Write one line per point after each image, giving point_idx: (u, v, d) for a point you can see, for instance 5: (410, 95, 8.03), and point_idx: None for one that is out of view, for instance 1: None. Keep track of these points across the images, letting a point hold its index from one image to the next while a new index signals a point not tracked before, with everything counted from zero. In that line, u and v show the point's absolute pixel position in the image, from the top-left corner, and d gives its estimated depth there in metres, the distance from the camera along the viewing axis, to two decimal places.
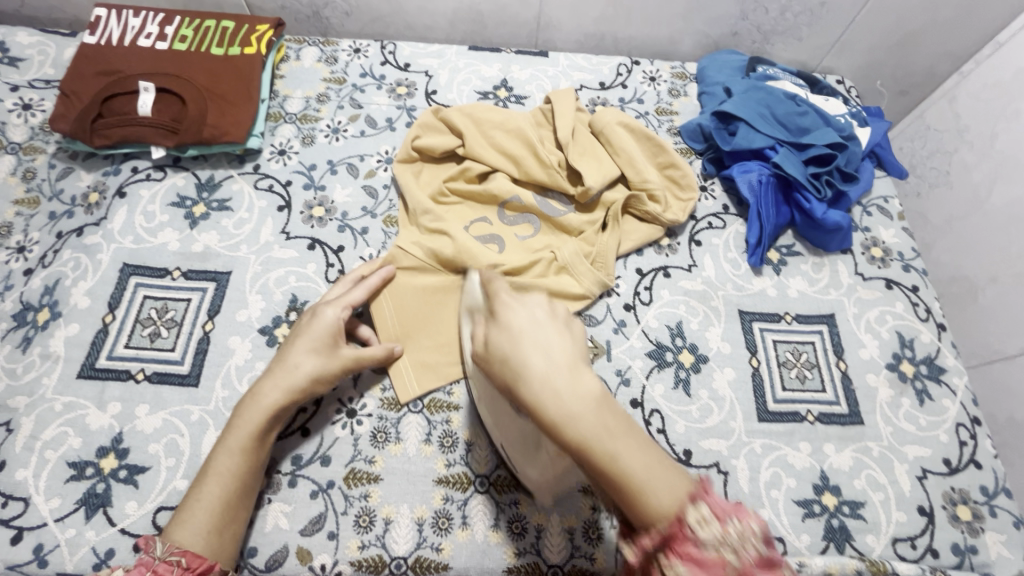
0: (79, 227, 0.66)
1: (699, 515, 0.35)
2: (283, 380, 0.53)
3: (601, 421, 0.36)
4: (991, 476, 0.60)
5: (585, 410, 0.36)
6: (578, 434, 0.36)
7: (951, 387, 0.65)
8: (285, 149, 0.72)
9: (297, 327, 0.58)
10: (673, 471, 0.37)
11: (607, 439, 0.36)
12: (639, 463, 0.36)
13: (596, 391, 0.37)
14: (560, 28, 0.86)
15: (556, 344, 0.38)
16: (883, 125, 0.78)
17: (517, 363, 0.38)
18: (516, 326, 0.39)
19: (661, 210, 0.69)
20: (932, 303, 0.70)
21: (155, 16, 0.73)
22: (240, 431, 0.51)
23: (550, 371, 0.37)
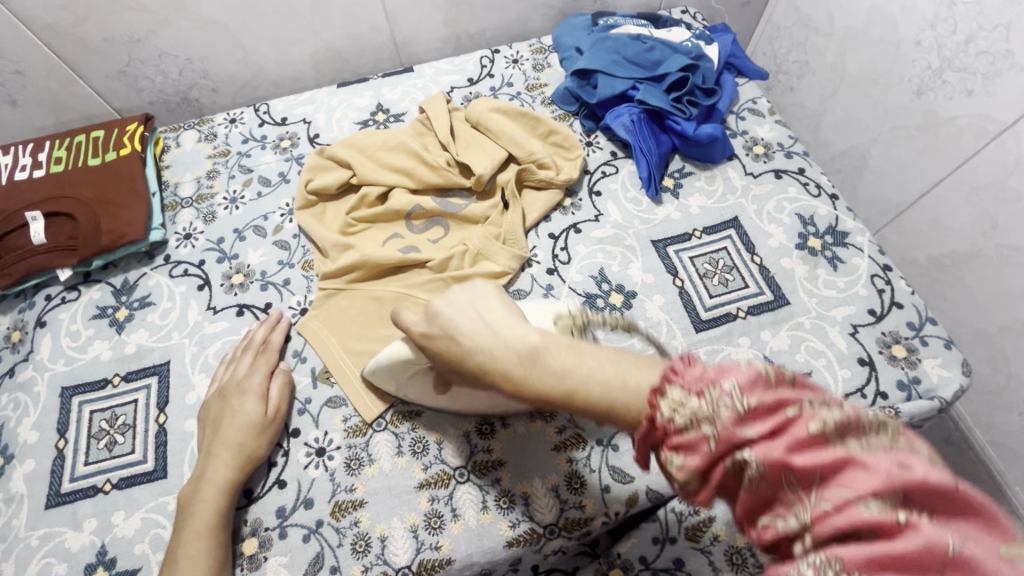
0: (10, 367, 0.66)
1: (671, 400, 0.34)
2: (229, 454, 0.56)
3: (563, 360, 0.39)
4: (913, 311, 0.65)
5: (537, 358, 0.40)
6: (478, 355, 0.42)
7: (857, 246, 0.70)
8: (190, 232, 0.74)
9: (221, 403, 0.59)
10: (648, 366, 0.39)
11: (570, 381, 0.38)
12: (553, 361, 0.39)
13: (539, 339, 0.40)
14: (417, 42, 0.90)
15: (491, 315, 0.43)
16: (728, 37, 0.83)
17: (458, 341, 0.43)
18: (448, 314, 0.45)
19: (552, 176, 0.73)
20: (820, 179, 0.75)
21: (24, 147, 0.74)
22: (201, 514, 0.53)
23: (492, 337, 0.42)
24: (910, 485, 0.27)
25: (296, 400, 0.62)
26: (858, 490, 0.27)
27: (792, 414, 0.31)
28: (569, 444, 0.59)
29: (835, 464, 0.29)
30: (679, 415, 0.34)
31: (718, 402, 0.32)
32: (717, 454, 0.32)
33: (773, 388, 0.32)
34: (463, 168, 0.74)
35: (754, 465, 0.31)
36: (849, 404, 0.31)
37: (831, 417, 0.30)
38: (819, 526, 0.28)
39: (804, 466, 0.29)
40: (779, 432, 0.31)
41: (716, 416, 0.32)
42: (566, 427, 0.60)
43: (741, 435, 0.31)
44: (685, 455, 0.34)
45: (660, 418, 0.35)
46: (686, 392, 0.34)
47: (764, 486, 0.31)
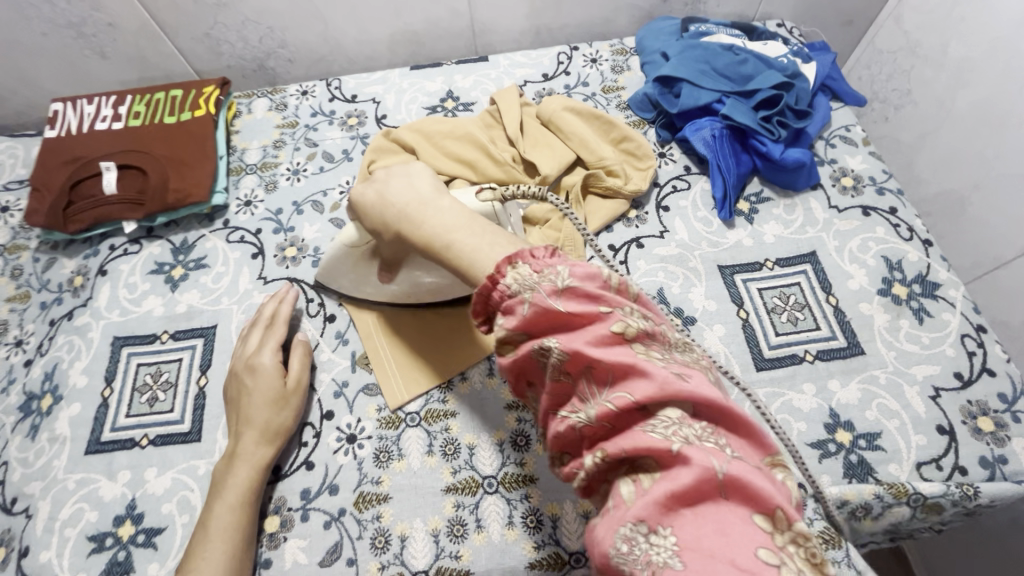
0: (68, 311, 0.68)
1: (517, 275, 0.35)
2: (259, 429, 0.55)
3: (483, 245, 0.39)
4: (1007, 381, 0.58)
5: (477, 249, 0.39)
6: (412, 212, 0.44)
7: (948, 300, 0.63)
8: (251, 200, 0.74)
9: (238, 381, 0.59)
10: (513, 247, 0.39)
11: (453, 240, 0.40)
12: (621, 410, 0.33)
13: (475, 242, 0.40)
14: (496, 32, 0.87)
15: (453, 213, 0.43)
16: (828, 57, 0.77)
17: (419, 225, 0.43)
18: (401, 203, 0.46)
19: (619, 184, 0.69)
20: (913, 222, 0.69)
21: (107, 99, 0.76)
22: (233, 487, 0.53)
23: (448, 224, 0.42)
24: (689, 402, 0.30)
25: (333, 381, 0.62)
26: (642, 400, 0.30)
27: (602, 313, 0.33)
28: None
29: (629, 376, 0.31)
30: (518, 286, 0.34)
31: (545, 276, 0.34)
32: (533, 322, 0.33)
33: (599, 285, 0.34)
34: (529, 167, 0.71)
35: (557, 353, 0.33)
36: (660, 324, 0.34)
37: (637, 326, 0.33)
38: (609, 445, 0.31)
39: (599, 362, 0.32)
40: (582, 329, 0.33)
41: (539, 288, 0.34)
42: None
43: (552, 306, 0.33)
44: (514, 342, 0.34)
45: (501, 286, 0.35)
46: (529, 271, 0.34)
47: (567, 378, 0.33)
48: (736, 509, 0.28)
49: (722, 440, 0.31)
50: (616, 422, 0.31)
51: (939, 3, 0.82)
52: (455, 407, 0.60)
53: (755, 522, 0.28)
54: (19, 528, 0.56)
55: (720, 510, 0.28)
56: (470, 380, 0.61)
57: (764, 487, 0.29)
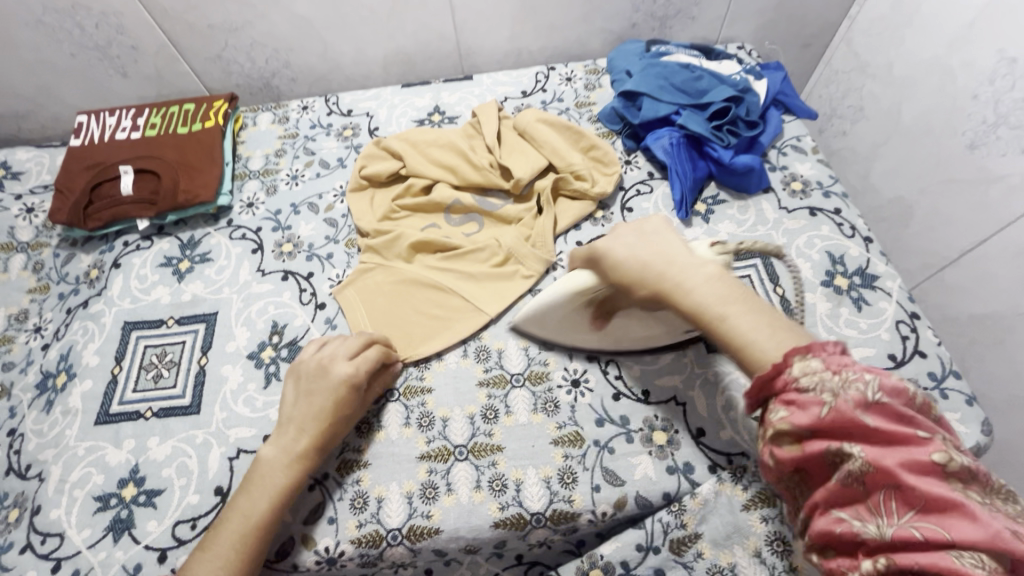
0: (84, 299, 0.75)
1: (807, 366, 0.40)
2: (302, 429, 0.57)
3: (716, 293, 0.48)
4: (937, 362, 0.64)
5: (701, 284, 0.49)
6: (671, 279, 0.50)
7: (885, 290, 0.69)
8: (253, 201, 0.81)
9: (306, 382, 0.60)
10: (790, 332, 0.45)
11: (717, 305, 0.47)
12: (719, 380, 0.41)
13: (710, 270, 0.49)
14: (480, 54, 0.96)
15: (703, 264, 0.50)
16: (778, 75, 0.85)
17: (676, 280, 0.50)
18: (664, 257, 0.52)
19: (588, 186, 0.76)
20: (856, 221, 0.75)
21: (126, 112, 0.85)
22: (270, 477, 0.56)
23: (693, 285, 0.49)
24: (1005, 551, 0.32)
25: None
26: (957, 536, 0.33)
27: (921, 437, 0.36)
28: (566, 441, 0.61)
29: (945, 504, 0.34)
30: (806, 381, 0.39)
31: (850, 383, 0.38)
32: (829, 425, 0.38)
33: (907, 406, 0.38)
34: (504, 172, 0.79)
35: (861, 463, 0.37)
36: (977, 463, 0.37)
37: (960, 461, 0.36)
38: (900, 556, 0.34)
39: (913, 488, 0.35)
40: (900, 446, 0.36)
41: (842, 395, 0.38)
42: (566, 424, 0.62)
43: (861, 419, 0.37)
44: (792, 412, 0.40)
45: (787, 375, 0.41)
46: (823, 366, 0.39)
47: (861, 485, 0.37)
48: None
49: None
50: (904, 544, 0.34)
51: (882, 27, 0.90)
52: (433, 384, 0.65)
53: None
54: (33, 490, 0.62)
55: None
56: (445, 360, 0.67)
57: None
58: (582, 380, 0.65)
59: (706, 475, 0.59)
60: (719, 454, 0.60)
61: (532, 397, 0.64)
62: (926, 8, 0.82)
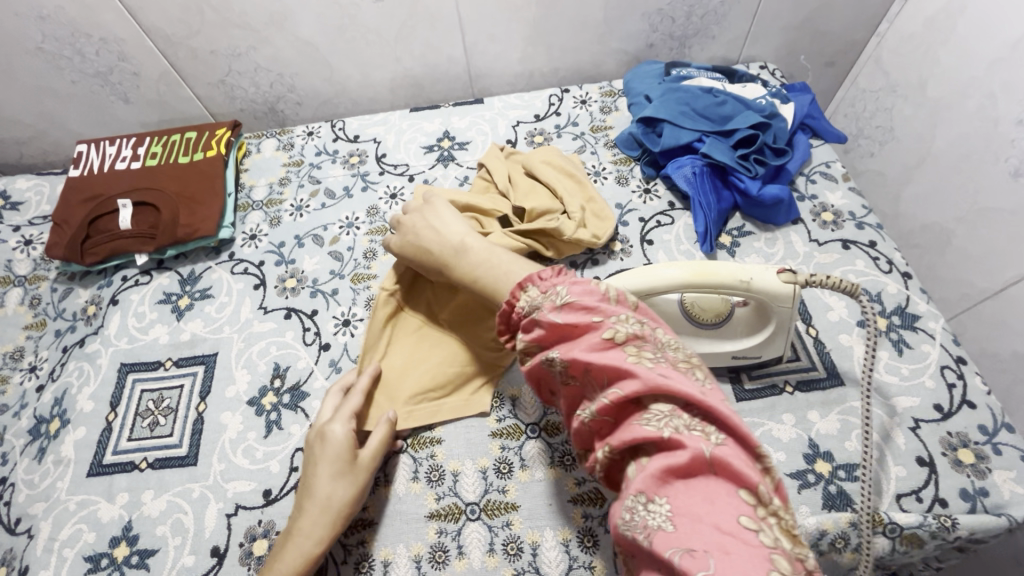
0: (81, 338, 0.72)
1: (529, 299, 0.43)
2: (323, 509, 0.52)
3: (472, 266, 0.52)
4: (988, 414, 0.59)
5: (469, 252, 0.53)
6: (445, 254, 0.55)
7: (928, 332, 0.64)
8: (255, 234, 0.78)
9: (309, 454, 0.56)
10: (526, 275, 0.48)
11: (468, 270, 0.52)
12: (477, 253, 0.53)
13: (462, 242, 0.54)
14: (491, 75, 0.92)
15: (460, 236, 0.55)
16: (805, 98, 0.81)
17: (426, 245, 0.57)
18: (414, 235, 0.59)
19: (595, 237, 0.70)
20: (892, 255, 0.70)
21: (127, 141, 0.82)
22: (303, 542, 0.51)
23: (457, 250, 0.54)
24: (645, 436, 0.35)
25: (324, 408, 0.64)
26: (631, 395, 0.36)
27: (596, 322, 0.39)
28: (585, 499, 0.57)
29: (620, 373, 0.37)
30: (529, 306, 0.42)
31: (548, 297, 0.41)
32: (545, 338, 0.41)
33: (593, 300, 0.40)
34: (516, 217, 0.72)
35: (561, 361, 0.39)
36: (649, 325, 0.40)
37: (625, 330, 0.38)
38: (614, 437, 0.37)
39: (596, 366, 0.38)
40: (582, 335, 0.39)
41: (542, 307, 0.41)
42: (585, 480, 0.58)
43: (554, 320, 0.40)
44: (528, 334, 0.42)
45: (518, 309, 0.44)
46: (537, 293, 0.43)
47: (575, 381, 0.40)
48: (725, 492, 0.32)
49: (710, 429, 0.35)
50: (615, 416, 0.38)
51: (914, 46, 0.86)
52: (444, 433, 0.61)
53: (737, 496, 0.32)
54: (21, 548, 0.58)
55: (707, 495, 0.32)
56: None
57: (747, 469, 0.33)
58: None
59: None
60: None
61: (548, 450, 0.60)
62: (963, 26, 0.77)
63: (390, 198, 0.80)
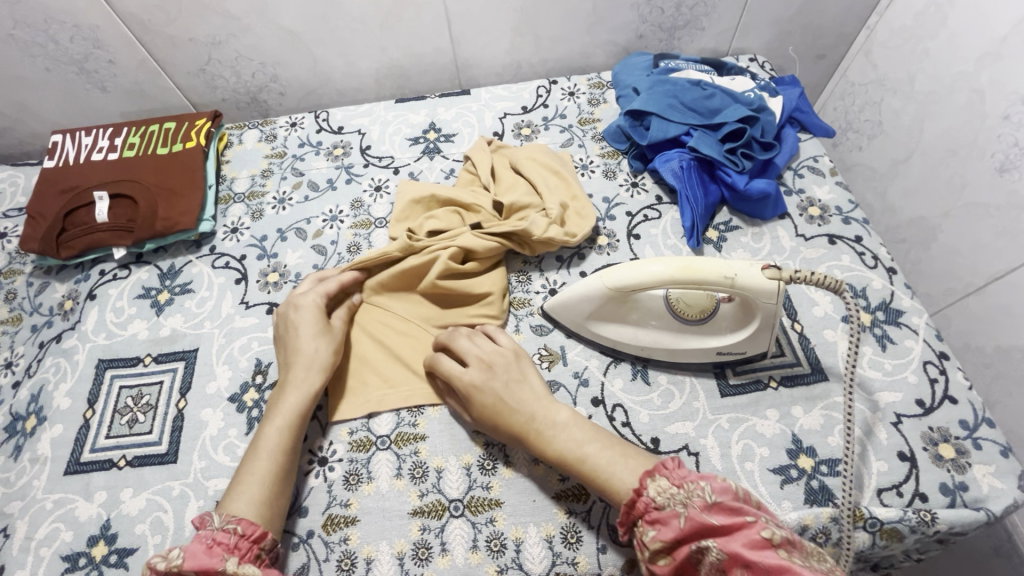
0: (57, 333, 0.71)
1: (659, 485, 0.46)
2: (310, 363, 0.59)
3: (573, 438, 0.52)
4: (969, 409, 0.59)
5: (569, 429, 0.53)
6: (539, 426, 0.54)
7: (911, 328, 0.65)
8: (237, 227, 0.77)
9: (285, 331, 0.63)
10: (637, 461, 0.50)
11: (576, 448, 0.52)
12: (568, 443, 0.52)
13: (568, 416, 0.54)
14: (478, 66, 0.91)
15: (558, 410, 0.55)
16: (794, 91, 0.80)
17: (512, 404, 0.55)
18: (492, 383, 0.56)
19: (567, 236, 0.68)
20: (878, 250, 0.70)
21: (104, 131, 0.80)
22: (287, 408, 0.57)
23: (562, 426, 0.53)
24: None
25: None
26: None
27: (749, 520, 0.41)
28: (569, 495, 0.57)
29: (780, 569, 0.38)
30: (661, 498, 0.45)
31: (692, 492, 0.44)
32: (687, 533, 0.42)
33: (738, 502, 0.43)
34: (490, 215, 0.71)
35: (715, 553, 0.41)
36: (793, 532, 0.42)
37: (780, 534, 0.40)
38: None
39: (756, 563, 0.39)
40: (734, 532, 0.41)
41: (690, 504, 0.43)
42: (569, 476, 0.57)
43: (707, 519, 0.42)
44: (660, 527, 0.44)
45: (646, 498, 0.45)
46: (669, 482, 0.45)
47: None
48: None
49: None
50: None
51: (904, 39, 0.85)
52: (427, 432, 0.61)
53: None
54: None
55: None
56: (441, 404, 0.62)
57: None
58: None
59: None
60: None
61: None
62: (953, 20, 0.77)
63: (374, 191, 0.79)
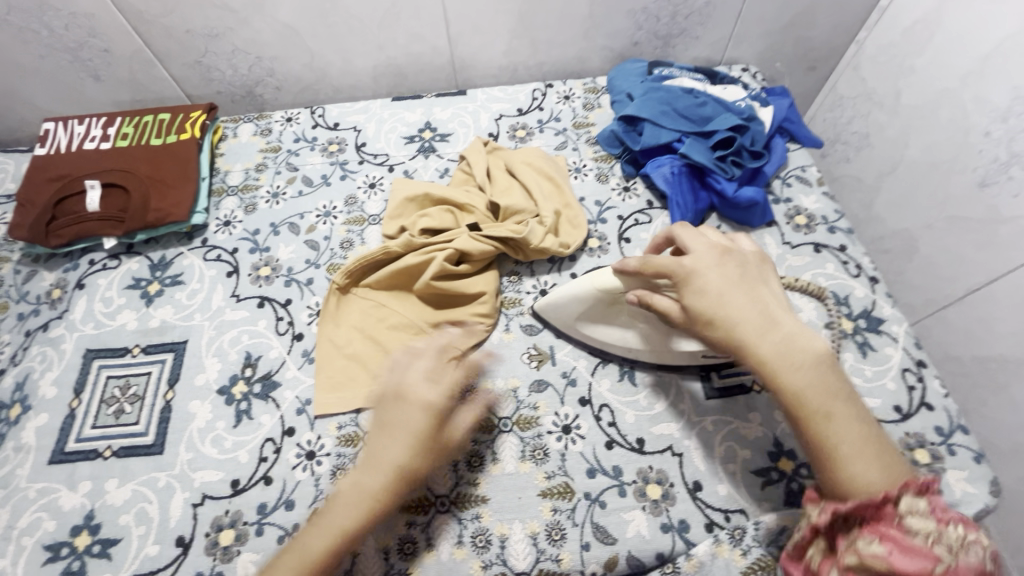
0: (44, 322, 0.70)
1: (914, 505, 0.40)
2: (387, 463, 0.52)
3: (818, 378, 0.44)
4: (944, 416, 0.61)
5: (804, 367, 0.45)
6: (780, 365, 0.45)
7: (892, 336, 0.66)
8: (230, 220, 0.77)
9: (382, 416, 0.55)
10: (876, 448, 0.43)
11: (824, 398, 0.44)
12: (815, 382, 0.44)
13: (820, 349, 0.46)
14: (475, 67, 0.92)
15: (811, 339, 0.46)
16: (784, 102, 0.82)
17: (731, 322, 0.47)
18: (710, 294, 0.49)
19: (563, 246, 0.70)
20: (861, 259, 0.72)
21: (97, 120, 0.80)
22: (338, 516, 0.50)
23: (798, 363, 0.45)
24: None
25: (296, 398, 0.63)
26: None
27: None
28: (554, 493, 0.57)
29: None
30: (915, 525, 0.39)
31: (969, 547, 0.38)
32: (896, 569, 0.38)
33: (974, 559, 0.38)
34: (485, 217, 0.72)
35: None
36: None
37: None
38: None
39: None
40: None
41: (959, 555, 0.37)
42: (555, 474, 0.58)
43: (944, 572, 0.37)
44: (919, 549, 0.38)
45: (904, 525, 0.39)
46: (937, 518, 0.39)
47: None
48: None
49: None
50: None
51: (891, 55, 0.87)
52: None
53: None
54: None
55: None
56: None
57: None
58: (574, 426, 0.61)
59: (703, 534, 0.55)
60: (716, 511, 0.56)
61: (520, 444, 0.60)
62: (939, 37, 0.79)
63: (368, 188, 0.79)
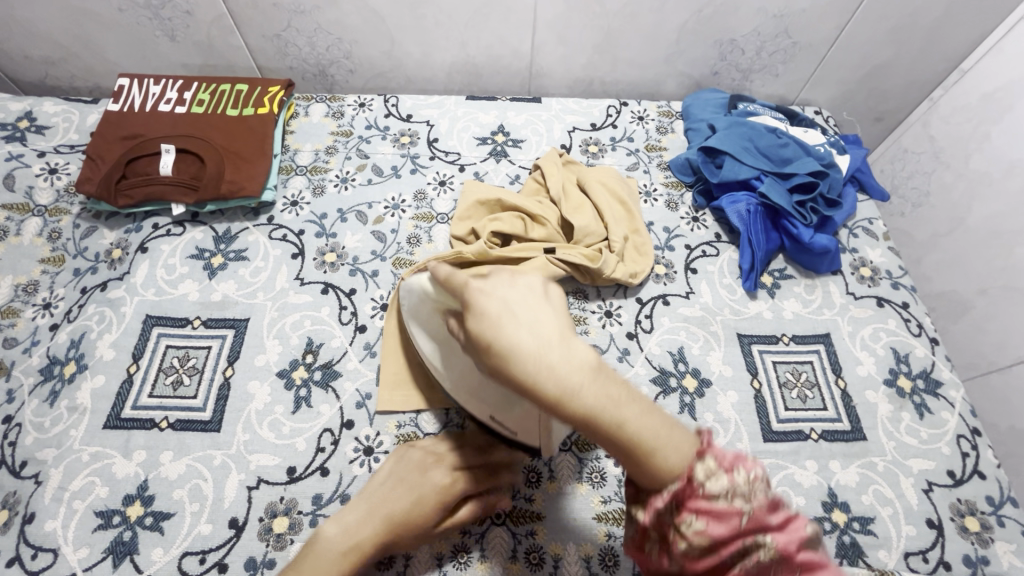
0: (103, 281, 0.69)
1: (706, 468, 0.35)
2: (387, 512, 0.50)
3: (605, 390, 0.33)
4: (996, 486, 0.61)
5: (582, 382, 0.32)
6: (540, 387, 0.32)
7: (949, 400, 0.67)
8: (297, 200, 0.76)
9: (412, 468, 0.53)
10: (671, 430, 0.35)
11: (613, 409, 0.33)
12: (602, 398, 0.33)
13: (590, 360, 0.33)
14: (550, 76, 0.91)
15: (575, 350, 0.33)
16: (861, 152, 0.82)
17: (506, 345, 0.33)
18: (493, 311, 0.34)
19: (631, 276, 0.70)
20: (923, 319, 0.73)
21: (174, 82, 0.79)
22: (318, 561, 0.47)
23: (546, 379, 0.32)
24: None
25: (356, 391, 0.63)
26: None
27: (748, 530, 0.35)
28: (610, 518, 0.57)
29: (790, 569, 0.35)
30: (714, 488, 0.35)
31: (755, 488, 0.35)
32: (742, 532, 0.34)
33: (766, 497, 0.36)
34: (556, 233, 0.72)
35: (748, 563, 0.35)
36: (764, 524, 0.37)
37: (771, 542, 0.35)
38: None
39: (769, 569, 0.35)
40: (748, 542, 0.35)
41: (752, 500, 0.35)
42: (611, 500, 0.58)
43: (764, 520, 0.35)
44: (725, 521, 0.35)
45: (700, 489, 0.35)
46: (718, 465, 0.35)
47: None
48: None
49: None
50: None
51: (965, 119, 0.88)
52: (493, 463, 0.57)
53: None
54: (26, 494, 0.56)
55: None
56: None
57: None
58: None
59: None
60: None
61: (578, 465, 0.60)
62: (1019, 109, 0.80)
63: (438, 185, 0.79)
